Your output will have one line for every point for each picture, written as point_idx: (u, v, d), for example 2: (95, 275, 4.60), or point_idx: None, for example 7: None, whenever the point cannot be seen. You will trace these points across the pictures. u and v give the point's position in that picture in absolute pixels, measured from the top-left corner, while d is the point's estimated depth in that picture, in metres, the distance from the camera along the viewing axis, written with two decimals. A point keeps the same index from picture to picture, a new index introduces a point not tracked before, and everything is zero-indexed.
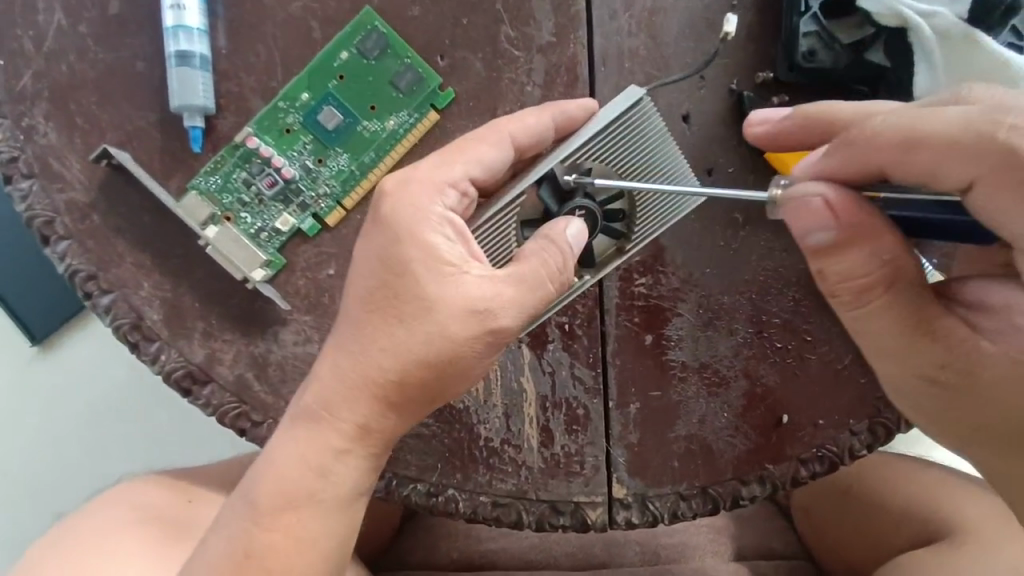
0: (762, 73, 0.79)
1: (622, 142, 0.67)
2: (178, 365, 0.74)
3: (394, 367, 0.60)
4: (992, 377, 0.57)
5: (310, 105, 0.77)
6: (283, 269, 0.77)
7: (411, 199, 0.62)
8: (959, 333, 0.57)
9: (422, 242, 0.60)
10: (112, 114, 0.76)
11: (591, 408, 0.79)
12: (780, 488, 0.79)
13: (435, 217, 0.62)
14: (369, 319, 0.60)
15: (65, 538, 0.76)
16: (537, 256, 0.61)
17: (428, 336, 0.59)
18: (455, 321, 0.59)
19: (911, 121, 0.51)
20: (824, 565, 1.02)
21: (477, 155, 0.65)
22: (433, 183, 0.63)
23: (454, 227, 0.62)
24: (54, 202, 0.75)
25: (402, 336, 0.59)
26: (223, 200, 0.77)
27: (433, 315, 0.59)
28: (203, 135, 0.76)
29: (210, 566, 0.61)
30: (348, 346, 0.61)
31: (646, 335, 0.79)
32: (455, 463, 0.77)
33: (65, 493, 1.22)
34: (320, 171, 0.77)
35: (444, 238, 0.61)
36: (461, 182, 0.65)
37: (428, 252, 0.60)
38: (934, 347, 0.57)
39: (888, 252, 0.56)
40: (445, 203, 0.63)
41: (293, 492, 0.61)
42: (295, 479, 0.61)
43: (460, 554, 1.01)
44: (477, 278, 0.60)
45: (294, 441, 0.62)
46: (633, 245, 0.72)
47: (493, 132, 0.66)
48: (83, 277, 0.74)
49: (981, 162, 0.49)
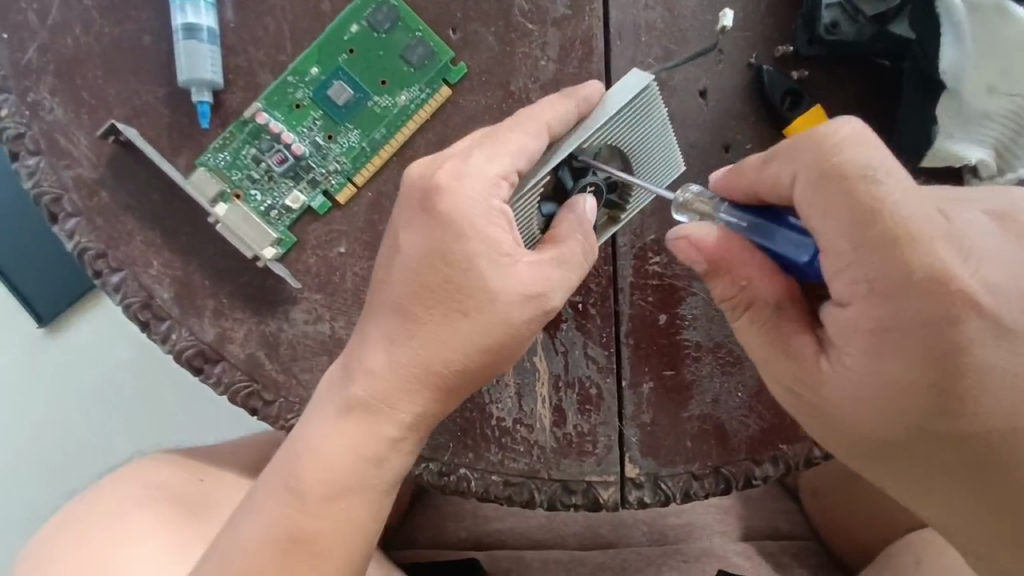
0: (782, 47, 0.77)
1: (630, 126, 0.68)
2: (189, 344, 0.74)
3: (454, 356, 0.61)
4: (835, 387, 0.57)
5: (320, 80, 0.75)
6: (294, 248, 0.76)
7: (468, 192, 0.61)
8: (806, 354, 0.58)
9: (483, 236, 0.61)
10: (119, 88, 0.74)
11: (604, 387, 0.78)
12: (793, 468, 0.79)
13: (494, 210, 0.61)
14: (423, 305, 0.61)
15: (80, 514, 0.76)
16: (576, 240, 0.64)
17: (490, 325, 0.61)
18: (517, 308, 0.61)
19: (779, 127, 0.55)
20: (838, 554, 1.02)
21: (519, 143, 0.63)
22: (487, 176, 0.62)
23: (510, 218, 0.62)
24: (62, 178, 0.74)
25: (466, 328, 0.61)
26: (232, 176, 0.75)
27: (497, 305, 0.61)
28: (211, 110, 0.75)
29: (246, 546, 0.61)
30: (397, 336, 0.62)
31: (659, 315, 0.79)
32: (467, 442, 0.77)
33: (77, 471, 1.23)
34: (330, 148, 0.76)
35: (500, 229, 0.61)
36: (510, 173, 0.63)
37: (491, 246, 0.61)
38: (791, 362, 0.59)
39: (746, 278, 0.60)
40: (500, 196, 0.62)
41: (337, 480, 0.62)
42: (340, 472, 0.62)
43: (469, 533, 1.02)
44: (530, 265, 0.62)
45: (346, 430, 0.62)
46: (626, 215, 0.74)
47: (531, 120, 0.65)
48: (92, 255, 0.74)
49: (803, 157, 0.53)
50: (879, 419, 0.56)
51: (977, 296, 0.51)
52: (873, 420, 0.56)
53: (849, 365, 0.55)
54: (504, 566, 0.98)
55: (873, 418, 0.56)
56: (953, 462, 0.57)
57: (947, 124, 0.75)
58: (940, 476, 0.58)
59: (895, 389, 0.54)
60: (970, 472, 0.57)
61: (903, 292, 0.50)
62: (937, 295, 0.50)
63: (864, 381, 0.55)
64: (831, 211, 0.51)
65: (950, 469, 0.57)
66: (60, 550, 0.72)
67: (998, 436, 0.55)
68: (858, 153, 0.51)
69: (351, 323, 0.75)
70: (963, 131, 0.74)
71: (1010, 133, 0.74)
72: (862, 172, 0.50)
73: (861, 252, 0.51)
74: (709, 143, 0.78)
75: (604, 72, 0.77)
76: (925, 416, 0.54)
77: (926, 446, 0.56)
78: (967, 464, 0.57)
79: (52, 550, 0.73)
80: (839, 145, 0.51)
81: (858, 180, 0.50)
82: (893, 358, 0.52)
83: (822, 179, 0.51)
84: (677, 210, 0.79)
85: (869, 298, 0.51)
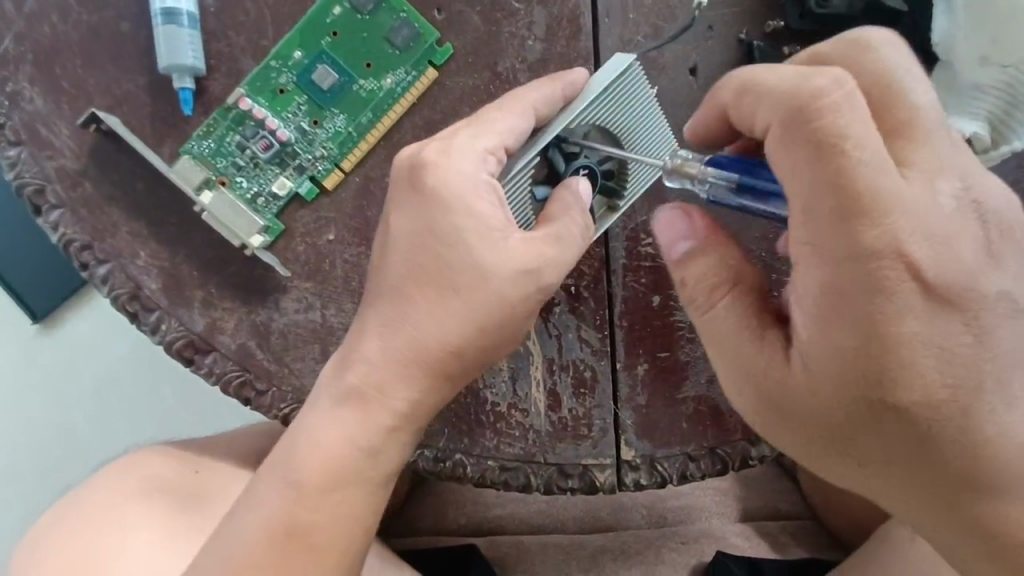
0: (773, 22, 0.76)
1: (617, 107, 0.67)
2: (179, 335, 0.73)
3: (448, 336, 0.61)
4: (792, 378, 0.56)
5: (303, 64, 0.74)
6: (282, 235, 0.75)
7: (456, 167, 0.61)
8: (773, 353, 0.58)
9: (472, 211, 0.60)
10: (99, 77, 0.73)
11: (598, 370, 0.78)
12: (789, 447, 0.79)
13: (481, 184, 0.61)
14: (426, 290, 0.61)
15: (74, 509, 0.75)
16: (565, 216, 0.63)
17: (486, 305, 0.60)
18: (509, 285, 0.61)
19: (751, 77, 0.53)
20: (831, 527, 1.02)
21: (507, 122, 0.63)
22: (473, 151, 0.61)
23: (499, 194, 0.62)
24: (44, 170, 0.73)
25: (459, 308, 0.60)
26: (217, 164, 0.74)
27: (488, 283, 0.60)
28: (194, 97, 0.74)
29: (246, 539, 0.60)
30: (392, 319, 0.61)
31: (652, 297, 0.78)
32: (463, 427, 0.77)
33: (75, 466, 1.22)
34: (316, 133, 0.75)
35: (488, 204, 0.61)
36: (498, 150, 0.63)
37: (479, 220, 0.60)
38: (757, 355, 0.58)
39: (733, 258, 0.61)
40: (488, 170, 0.62)
41: (340, 470, 0.61)
42: (339, 457, 0.61)
43: (469, 520, 1.02)
44: (521, 239, 0.61)
45: (344, 421, 0.62)
46: (623, 204, 0.72)
47: (519, 101, 0.64)
48: (78, 246, 0.73)
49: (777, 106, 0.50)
50: (836, 409, 0.55)
51: (920, 271, 0.50)
52: (827, 404, 0.55)
53: (805, 357, 0.55)
54: (505, 551, 0.98)
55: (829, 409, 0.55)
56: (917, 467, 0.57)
57: (939, 95, 0.75)
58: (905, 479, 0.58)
59: (844, 366, 0.53)
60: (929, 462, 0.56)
61: (849, 259, 0.50)
62: (881, 265, 0.50)
63: (816, 368, 0.54)
64: (795, 167, 0.50)
65: (907, 459, 0.56)
66: (56, 544, 0.72)
67: (950, 426, 0.54)
68: (842, 117, 0.48)
69: (342, 311, 0.75)
70: (952, 105, 0.74)
71: (1003, 103, 0.73)
72: (838, 136, 0.48)
73: (812, 216, 0.50)
74: None
75: (592, 50, 0.75)
76: (875, 399, 0.54)
77: (881, 434, 0.55)
78: (925, 456, 0.56)
79: (46, 546, 0.72)
80: (823, 107, 0.48)
81: (829, 150, 0.48)
82: (839, 334, 0.52)
83: (793, 141, 0.50)
84: (668, 190, 0.78)
85: (816, 262, 0.52)
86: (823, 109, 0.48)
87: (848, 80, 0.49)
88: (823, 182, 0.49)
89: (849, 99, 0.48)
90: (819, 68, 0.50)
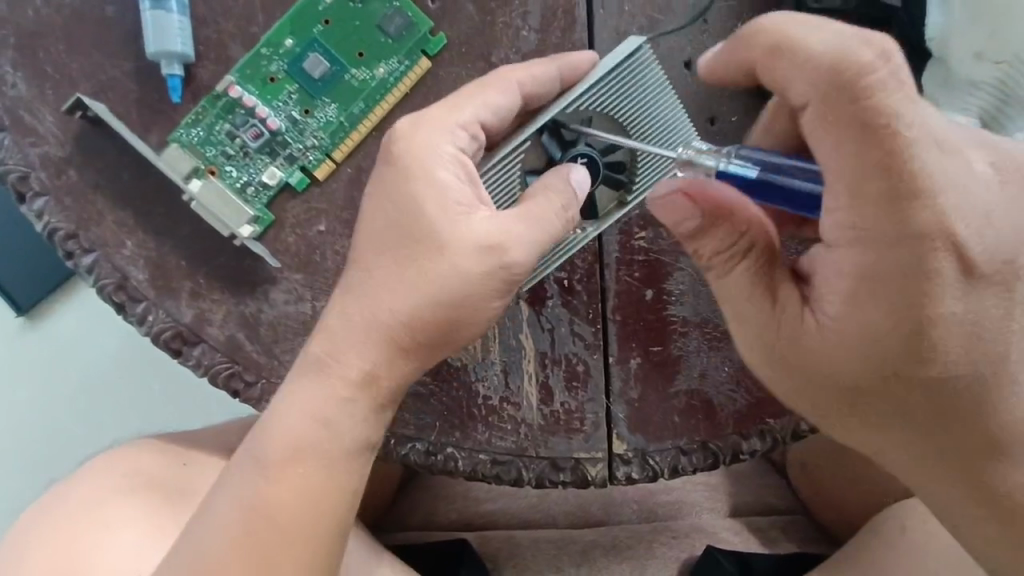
0: (767, 16, 0.76)
1: (621, 93, 0.67)
2: (166, 326, 0.72)
3: (413, 310, 0.60)
4: (813, 333, 0.57)
5: (295, 52, 0.73)
6: (272, 226, 0.74)
7: (425, 137, 0.61)
8: (788, 309, 0.59)
9: (432, 179, 0.60)
10: (85, 63, 0.72)
11: (591, 364, 0.78)
12: (779, 442, 0.79)
13: (446, 156, 0.61)
14: (386, 257, 0.60)
15: (57, 505, 0.74)
16: (540, 195, 0.62)
17: (441, 275, 0.59)
18: (467, 258, 0.59)
19: (795, 36, 0.49)
20: (821, 521, 1.02)
21: (485, 98, 0.63)
22: (443, 123, 0.62)
23: (468, 169, 0.62)
24: (28, 156, 0.71)
25: (417, 278, 0.59)
26: (206, 152, 0.73)
27: (445, 254, 0.59)
28: (183, 84, 0.73)
29: (216, 525, 0.60)
30: (354, 287, 0.61)
31: (645, 291, 0.78)
32: (454, 421, 0.76)
33: (59, 460, 1.20)
34: (308, 122, 0.74)
35: (453, 176, 0.61)
36: (472, 124, 0.63)
37: (437, 188, 0.60)
38: (767, 313, 0.60)
39: (745, 224, 0.59)
40: (457, 143, 0.62)
41: (305, 447, 0.61)
42: (303, 434, 0.61)
43: (460, 515, 1.02)
44: (487, 216, 0.60)
45: (308, 394, 0.61)
46: (633, 197, 0.72)
47: (505, 77, 0.64)
48: (63, 235, 0.71)
49: (819, 74, 0.47)
50: (854, 362, 0.56)
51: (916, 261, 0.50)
52: (846, 363, 0.56)
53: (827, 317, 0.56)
54: (495, 546, 0.98)
55: (851, 364, 0.56)
56: (924, 413, 0.57)
57: (933, 91, 0.75)
58: (923, 429, 0.58)
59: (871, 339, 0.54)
60: (942, 434, 0.59)
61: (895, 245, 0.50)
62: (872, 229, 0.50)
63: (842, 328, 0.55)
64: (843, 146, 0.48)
65: (919, 431, 0.59)
66: (37, 537, 0.71)
67: (971, 393, 0.56)
68: (891, 96, 0.46)
69: None
70: (948, 98, 0.74)
71: (994, 100, 0.74)
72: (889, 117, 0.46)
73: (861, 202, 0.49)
74: (693, 114, 0.76)
75: (587, 42, 0.75)
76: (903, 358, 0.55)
77: (904, 403, 0.57)
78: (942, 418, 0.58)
79: (28, 540, 0.71)
80: (875, 86, 0.46)
81: (884, 131, 0.47)
82: (871, 304, 0.53)
83: (839, 122, 0.48)
84: None
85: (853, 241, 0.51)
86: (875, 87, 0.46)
87: (904, 60, 0.46)
88: (873, 167, 0.48)
89: (905, 81, 0.47)
90: (867, 37, 0.46)
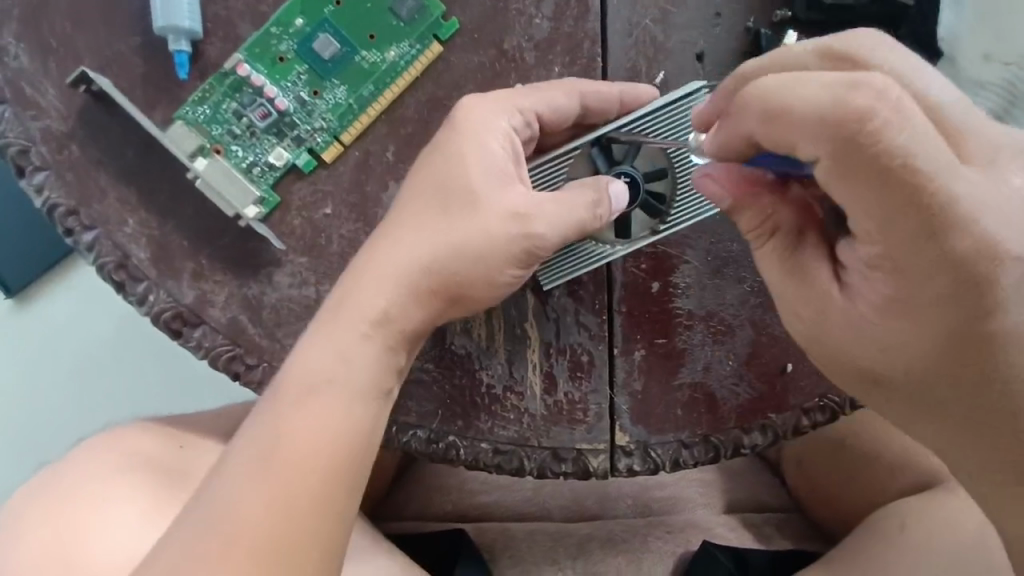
0: (780, 12, 0.74)
1: (675, 129, 0.71)
2: (167, 307, 0.71)
3: (445, 263, 0.63)
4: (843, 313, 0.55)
5: (304, 32, 0.72)
6: (277, 208, 0.73)
7: (483, 115, 0.66)
8: (821, 278, 0.57)
9: (482, 145, 0.65)
10: (90, 36, 0.70)
11: (596, 355, 0.77)
12: (780, 437, 0.78)
13: (499, 130, 0.66)
14: (423, 203, 0.64)
15: (48, 485, 0.72)
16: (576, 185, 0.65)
17: (473, 231, 0.63)
18: (497, 219, 0.63)
19: (781, 103, 0.47)
20: (813, 517, 1.03)
21: (546, 96, 0.68)
22: (504, 106, 0.67)
23: (513, 145, 0.67)
24: (29, 130, 0.70)
25: (450, 228, 0.63)
26: (212, 131, 0.72)
27: (479, 211, 0.63)
28: (190, 61, 0.71)
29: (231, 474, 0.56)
30: (393, 225, 0.64)
31: (651, 283, 0.78)
32: (457, 410, 0.76)
33: (48, 444, 1.19)
34: (316, 104, 0.73)
35: (500, 146, 0.66)
36: (529, 112, 0.68)
37: (483, 152, 0.65)
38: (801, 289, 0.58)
39: (772, 206, 0.59)
40: (510, 122, 0.67)
41: (321, 381, 0.59)
42: (326, 372, 0.60)
43: (455, 506, 1.02)
44: (522, 191, 0.64)
45: (330, 335, 0.61)
46: (666, 227, 0.75)
47: (568, 85, 0.70)
48: (63, 211, 0.70)
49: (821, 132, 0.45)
50: (888, 340, 0.54)
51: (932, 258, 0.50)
52: (878, 344, 0.55)
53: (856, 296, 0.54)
54: (491, 537, 0.98)
55: (883, 341, 0.54)
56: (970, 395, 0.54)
57: None
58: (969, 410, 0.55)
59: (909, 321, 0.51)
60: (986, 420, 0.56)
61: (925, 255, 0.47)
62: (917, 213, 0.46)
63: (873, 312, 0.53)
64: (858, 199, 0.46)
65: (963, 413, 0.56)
66: (27, 517, 0.69)
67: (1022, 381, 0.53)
68: (897, 136, 0.44)
69: None
70: None
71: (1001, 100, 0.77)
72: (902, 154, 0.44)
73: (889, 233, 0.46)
74: None
75: (600, 31, 0.74)
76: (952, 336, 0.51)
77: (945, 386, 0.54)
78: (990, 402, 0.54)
79: (17, 521, 0.69)
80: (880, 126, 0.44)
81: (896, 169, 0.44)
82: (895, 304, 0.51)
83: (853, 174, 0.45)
84: None
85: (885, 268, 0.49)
86: (880, 128, 0.44)
87: (897, 91, 0.44)
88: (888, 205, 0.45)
89: (904, 114, 0.44)
90: (857, 82, 0.45)
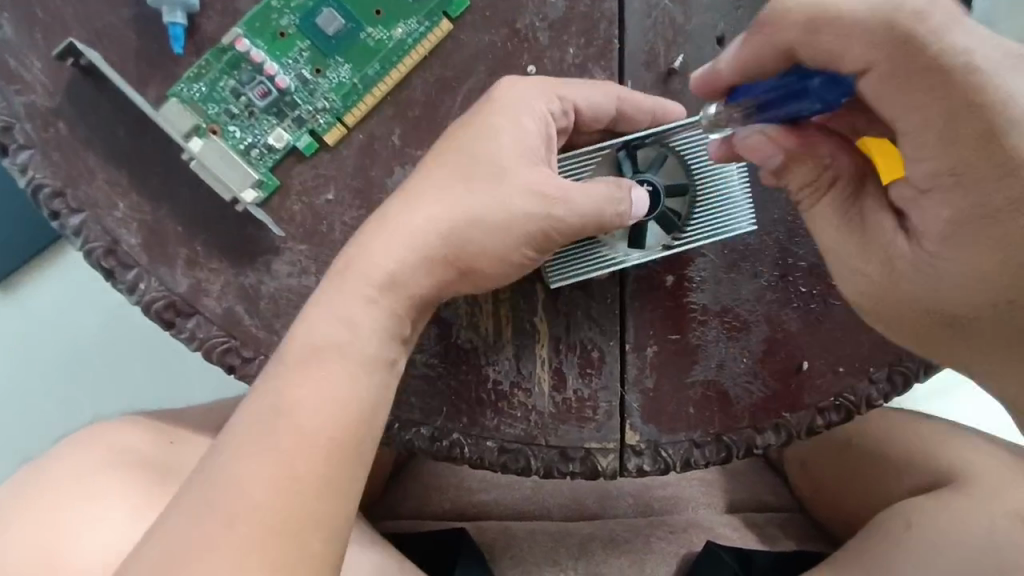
0: None
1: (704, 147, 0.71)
2: (158, 296, 0.67)
3: (472, 234, 0.64)
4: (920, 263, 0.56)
5: (307, 6, 0.68)
6: (277, 192, 0.69)
7: (525, 95, 0.66)
8: (877, 238, 0.58)
9: (517, 124, 0.65)
10: (79, 7, 0.66)
11: (607, 350, 0.75)
12: (794, 437, 0.76)
13: (538, 113, 0.66)
14: (443, 166, 0.65)
15: (27, 483, 0.68)
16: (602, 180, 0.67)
17: (494, 203, 0.64)
18: (519, 197, 0.64)
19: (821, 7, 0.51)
20: (817, 518, 1.01)
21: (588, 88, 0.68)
22: (546, 91, 0.67)
23: (547, 130, 0.66)
24: (13, 106, 0.66)
25: (470, 198, 0.64)
26: (207, 110, 0.68)
27: (504, 181, 0.64)
28: (185, 35, 0.68)
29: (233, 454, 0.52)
30: (414, 187, 0.64)
31: (666, 276, 0.75)
32: (461, 406, 0.73)
33: (31, 439, 1.14)
34: (318, 83, 0.69)
35: (535, 128, 0.66)
36: (569, 99, 0.67)
37: (516, 129, 0.65)
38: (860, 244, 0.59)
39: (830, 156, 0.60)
40: (551, 107, 0.66)
41: (327, 348, 0.58)
42: (333, 338, 0.58)
43: (453, 505, 0.99)
44: (551, 174, 0.65)
45: (341, 299, 0.60)
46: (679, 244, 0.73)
47: (609, 83, 0.69)
48: (48, 193, 0.66)
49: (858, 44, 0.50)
50: (972, 280, 0.55)
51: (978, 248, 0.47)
52: (952, 279, 0.55)
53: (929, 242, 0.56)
54: (491, 536, 0.95)
55: (964, 282, 0.55)
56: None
57: None
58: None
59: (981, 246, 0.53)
60: None
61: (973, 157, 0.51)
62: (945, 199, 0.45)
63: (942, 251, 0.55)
64: (920, 106, 0.50)
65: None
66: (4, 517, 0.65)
67: None
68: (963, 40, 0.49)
69: None
70: None
71: None
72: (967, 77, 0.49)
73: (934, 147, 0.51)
74: None
75: (616, 13, 0.71)
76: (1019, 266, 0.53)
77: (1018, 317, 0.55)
78: None
79: None
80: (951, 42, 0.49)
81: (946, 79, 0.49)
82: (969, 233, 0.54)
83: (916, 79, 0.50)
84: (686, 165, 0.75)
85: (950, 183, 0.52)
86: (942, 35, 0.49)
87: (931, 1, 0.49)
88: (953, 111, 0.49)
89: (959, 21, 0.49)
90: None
